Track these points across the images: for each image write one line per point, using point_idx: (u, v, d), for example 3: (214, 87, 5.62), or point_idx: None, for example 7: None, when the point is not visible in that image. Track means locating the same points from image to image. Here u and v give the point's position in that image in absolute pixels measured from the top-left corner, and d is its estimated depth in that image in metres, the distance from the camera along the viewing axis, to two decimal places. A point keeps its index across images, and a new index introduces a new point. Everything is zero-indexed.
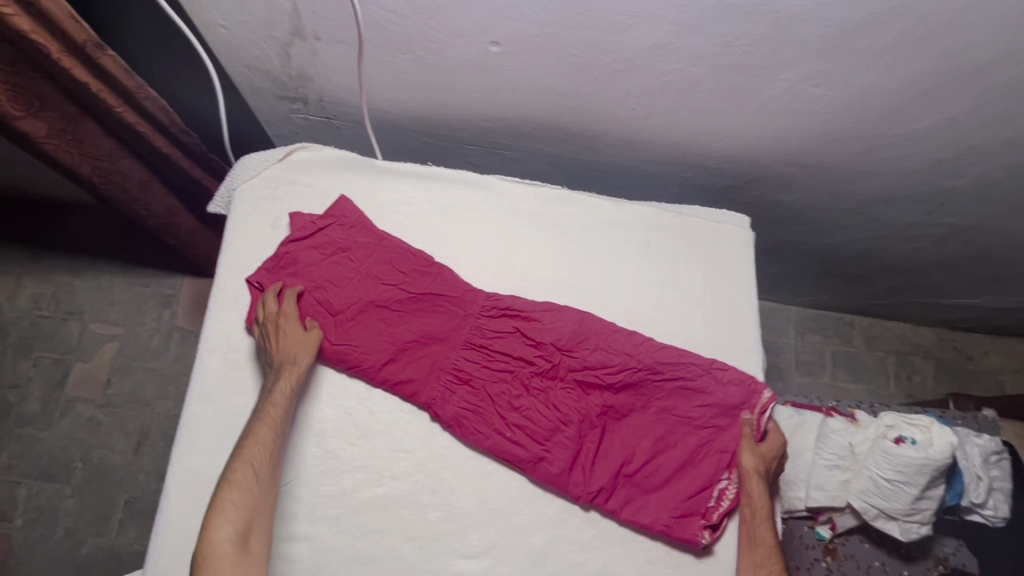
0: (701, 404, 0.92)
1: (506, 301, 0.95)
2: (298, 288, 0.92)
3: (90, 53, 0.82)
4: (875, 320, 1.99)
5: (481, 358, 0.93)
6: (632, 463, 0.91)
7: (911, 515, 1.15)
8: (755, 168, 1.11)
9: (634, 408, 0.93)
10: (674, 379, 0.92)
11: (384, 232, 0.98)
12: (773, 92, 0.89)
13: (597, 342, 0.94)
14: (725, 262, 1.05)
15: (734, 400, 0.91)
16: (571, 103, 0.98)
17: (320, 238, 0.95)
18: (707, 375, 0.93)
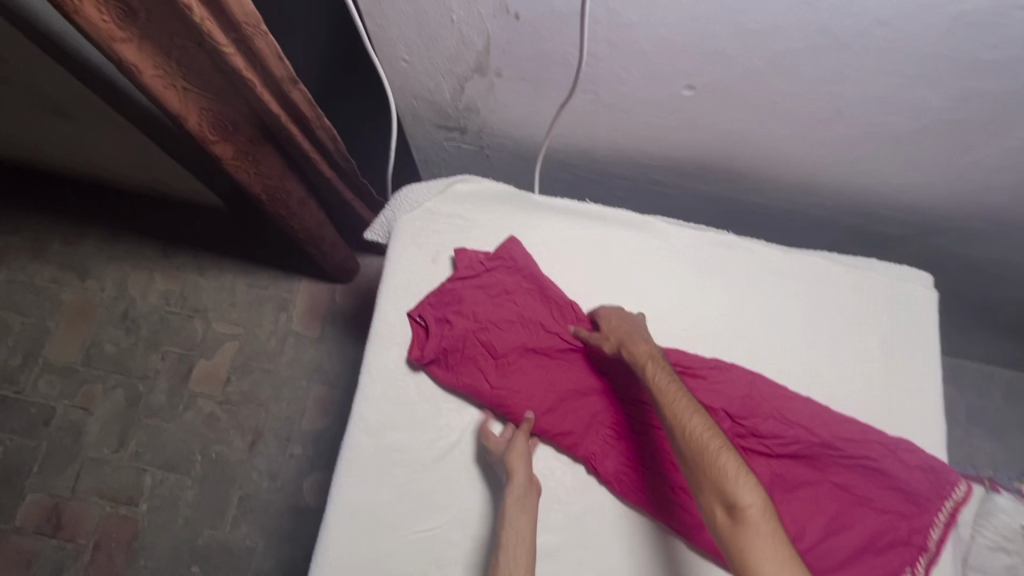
0: (884, 487, 0.86)
1: (674, 355, 0.91)
2: (463, 327, 0.91)
3: (284, 86, 0.85)
4: (1017, 375, 1.82)
5: (647, 415, 0.91)
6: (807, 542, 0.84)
7: None
8: (940, 220, 1.02)
9: (808, 483, 0.87)
10: (855, 457, 0.86)
11: (548, 275, 0.97)
12: (998, 148, 0.80)
13: (771, 409, 0.88)
14: (907, 324, 0.96)
15: (922, 486, 0.85)
16: (752, 147, 0.92)
17: (487, 279, 0.94)
18: (893, 456, 0.86)
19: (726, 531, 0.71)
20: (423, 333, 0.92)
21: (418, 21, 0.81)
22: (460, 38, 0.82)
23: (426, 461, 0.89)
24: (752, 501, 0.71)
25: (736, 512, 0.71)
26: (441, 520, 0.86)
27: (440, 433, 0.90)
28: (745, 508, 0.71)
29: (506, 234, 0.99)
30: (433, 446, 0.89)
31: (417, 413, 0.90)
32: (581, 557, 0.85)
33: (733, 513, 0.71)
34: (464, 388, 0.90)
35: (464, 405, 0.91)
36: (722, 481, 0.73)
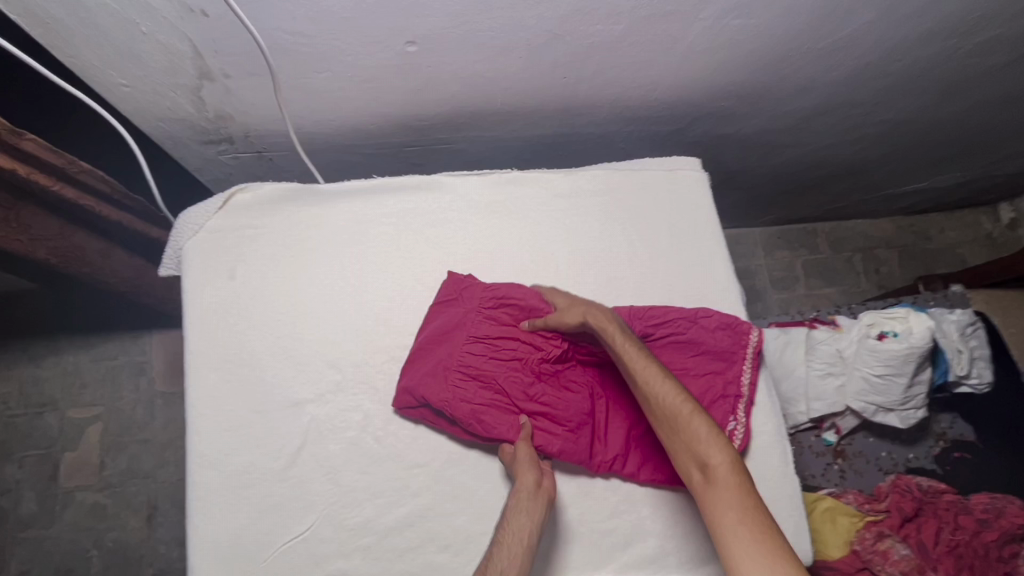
0: (696, 355, 0.96)
1: (503, 291, 0.97)
2: (480, 347, 0.94)
3: (11, 141, 0.81)
4: (835, 223, 2.06)
5: (488, 351, 0.95)
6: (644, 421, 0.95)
7: (906, 403, 1.24)
8: (695, 108, 1.12)
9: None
10: (664, 337, 0.96)
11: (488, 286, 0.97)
12: (698, 32, 0.89)
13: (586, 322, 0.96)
14: (688, 206, 1.05)
15: (725, 343, 0.95)
16: (501, 85, 0.96)
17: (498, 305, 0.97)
18: (695, 325, 0.96)
19: (704, 491, 0.76)
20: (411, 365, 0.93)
21: (115, 41, 0.77)
22: (166, 49, 0.79)
23: (276, 473, 0.90)
24: (721, 459, 0.76)
25: (709, 471, 0.76)
26: (309, 522, 0.88)
27: (285, 440, 0.91)
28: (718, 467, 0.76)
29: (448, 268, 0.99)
30: (278, 457, 0.91)
31: (255, 430, 0.91)
32: (449, 507, 0.90)
33: (706, 476, 0.76)
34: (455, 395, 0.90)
35: (300, 408, 0.92)
36: (694, 445, 0.78)
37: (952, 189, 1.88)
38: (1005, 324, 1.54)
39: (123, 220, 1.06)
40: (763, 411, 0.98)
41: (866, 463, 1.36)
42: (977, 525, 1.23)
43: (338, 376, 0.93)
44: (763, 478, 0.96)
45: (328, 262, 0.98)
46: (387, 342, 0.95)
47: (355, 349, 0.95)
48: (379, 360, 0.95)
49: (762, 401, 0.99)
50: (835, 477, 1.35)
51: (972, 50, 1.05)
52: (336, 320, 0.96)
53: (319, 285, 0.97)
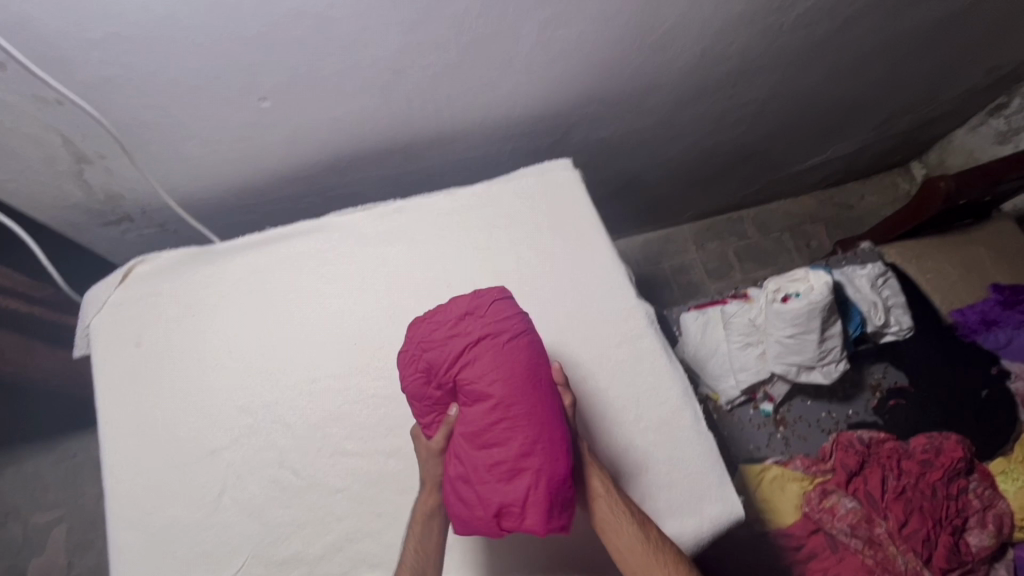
0: (507, 377, 0.77)
1: (416, 342, 0.84)
2: (424, 394, 0.83)
3: None
4: (758, 208, 2.14)
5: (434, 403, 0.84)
6: (517, 440, 0.76)
7: (824, 359, 1.27)
8: (562, 117, 1.21)
9: (500, 377, 0.77)
10: (477, 364, 0.78)
11: (421, 333, 0.84)
12: (527, 48, 0.98)
13: (464, 345, 0.80)
14: (566, 203, 1.12)
15: (528, 337, 0.81)
16: (366, 126, 1.04)
17: (412, 350, 0.84)
18: (496, 337, 0.79)
19: None
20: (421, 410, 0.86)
21: None
22: (38, 141, 0.87)
23: (199, 522, 0.92)
24: None
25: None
26: (239, 562, 0.90)
27: (206, 488, 0.93)
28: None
29: (355, 296, 1.04)
30: (200, 507, 0.92)
31: (175, 484, 0.94)
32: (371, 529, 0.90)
33: None
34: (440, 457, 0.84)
35: (218, 455, 0.95)
36: None
37: (856, 156, 1.97)
38: (921, 271, 1.60)
39: (30, 312, 1.14)
40: (666, 376, 1.01)
41: (808, 427, 1.36)
42: (918, 467, 1.25)
43: (251, 419, 0.96)
44: (683, 440, 0.97)
45: (235, 312, 1.03)
46: (293, 377, 0.99)
47: (261, 390, 0.98)
48: (287, 396, 0.97)
49: (662, 369, 1.01)
50: (779, 446, 1.35)
51: (794, 24, 1.15)
52: (241, 365, 1.00)
53: (227, 334, 1.02)
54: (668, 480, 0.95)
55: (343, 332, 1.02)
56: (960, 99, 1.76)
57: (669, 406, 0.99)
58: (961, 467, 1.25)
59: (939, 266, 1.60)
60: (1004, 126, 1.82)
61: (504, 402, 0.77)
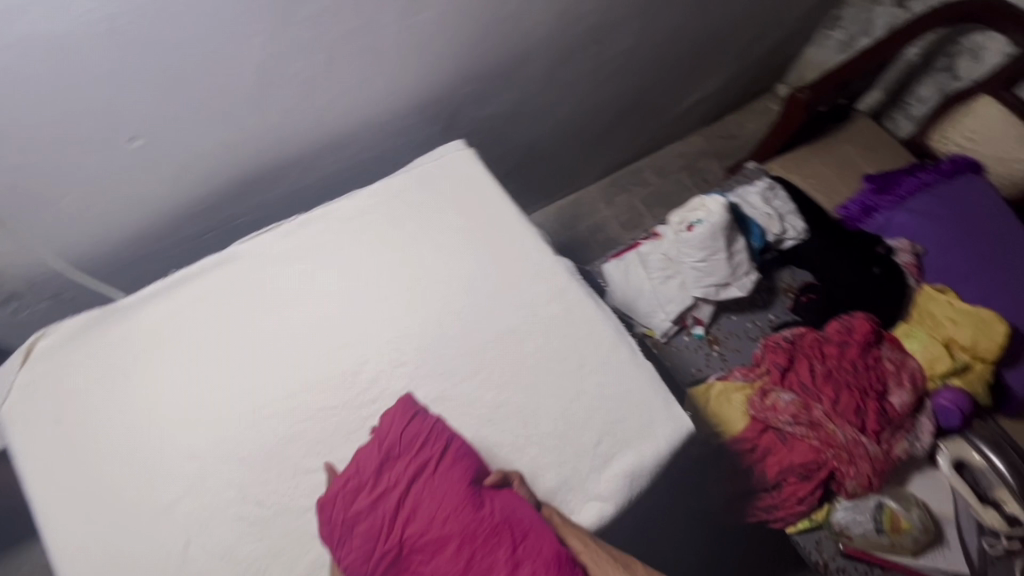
0: (450, 497, 0.87)
1: (350, 503, 0.88)
2: (381, 554, 0.85)
3: None
4: (654, 156, 2.26)
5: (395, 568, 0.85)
6: (502, 555, 0.84)
7: (737, 274, 1.38)
8: (446, 101, 1.23)
9: (447, 508, 0.87)
10: (416, 501, 0.88)
11: (348, 495, 0.88)
12: (393, 38, 1.00)
13: (399, 491, 0.88)
14: (468, 182, 1.16)
15: (450, 457, 0.91)
16: (250, 146, 1.02)
17: (350, 515, 0.87)
18: (422, 467, 0.90)
19: None
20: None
21: None
22: None
23: None
24: None
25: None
26: None
27: (167, 546, 0.89)
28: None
29: (281, 316, 1.03)
30: (165, 566, 0.88)
31: (133, 551, 0.89)
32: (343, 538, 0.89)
33: None
34: None
35: (173, 509, 0.91)
36: None
37: (726, 89, 2.12)
38: (803, 177, 1.75)
39: None
40: (597, 320, 1.06)
41: (739, 339, 1.48)
42: (837, 348, 1.38)
43: (200, 463, 0.93)
44: (627, 372, 1.03)
45: (160, 362, 0.99)
46: (235, 411, 0.97)
47: (205, 431, 0.95)
48: (233, 431, 0.95)
49: (592, 314, 1.07)
50: (718, 362, 1.45)
51: None
52: (178, 412, 0.96)
53: (156, 385, 0.98)
54: (622, 413, 1.00)
55: (277, 353, 1.01)
56: (801, 19, 1.93)
57: (607, 346, 1.05)
58: (871, 339, 1.39)
59: (817, 171, 1.77)
60: (845, 35, 2.01)
61: (462, 532, 0.85)
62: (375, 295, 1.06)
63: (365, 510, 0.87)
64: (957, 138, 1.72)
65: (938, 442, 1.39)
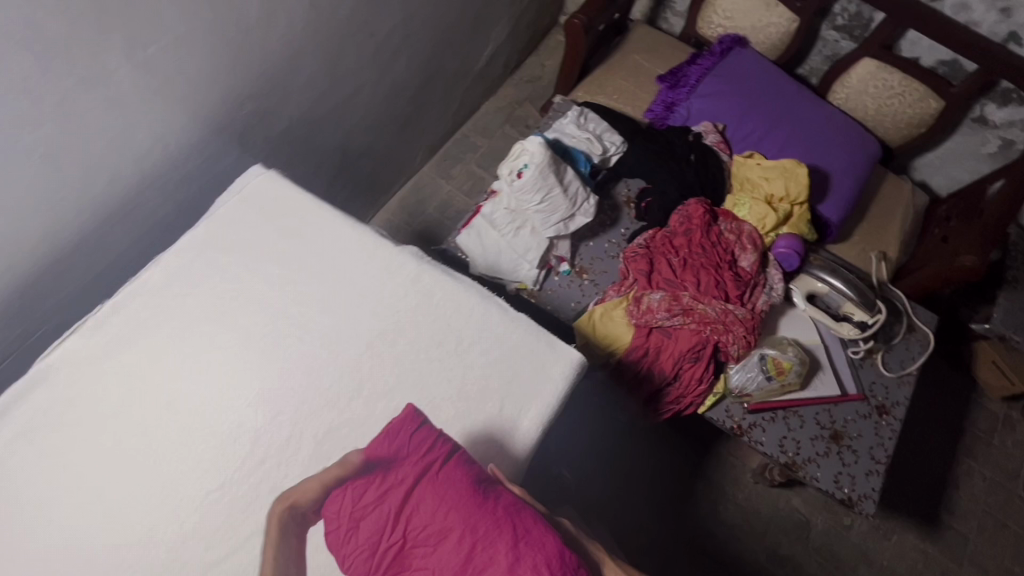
0: (455, 496, 0.80)
1: (356, 503, 0.82)
2: (381, 559, 0.79)
3: None
4: (474, 118, 2.26)
5: (394, 568, 0.78)
6: (502, 548, 0.77)
7: (577, 203, 1.43)
8: (226, 130, 1.14)
9: (450, 506, 0.80)
10: (421, 505, 0.81)
11: (358, 494, 0.83)
12: (128, 81, 0.91)
13: (405, 492, 0.81)
14: (282, 205, 1.09)
15: (457, 458, 0.85)
16: (9, 248, 0.89)
17: (354, 515, 0.81)
18: (428, 469, 0.83)
19: None
20: None
21: None
22: None
23: None
24: None
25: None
26: None
27: None
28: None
29: (124, 415, 0.92)
30: None
31: None
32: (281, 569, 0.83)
33: None
34: None
35: None
36: None
37: (515, 34, 2.16)
38: (608, 95, 1.85)
39: None
40: (459, 292, 1.06)
41: (603, 262, 1.55)
42: (685, 238, 1.49)
43: None
44: (504, 330, 1.04)
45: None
46: (107, 535, 0.85)
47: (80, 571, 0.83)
48: (114, 555, 0.84)
49: (453, 288, 1.06)
50: (592, 290, 1.51)
51: None
52: (39, 563, 0.84)
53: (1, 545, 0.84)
54: (515, 369, 1.01)
55: (134, 456, 0.90)
56: None
57: (479, 314, 1.05)
58: (709, 219, 1.51)
59: (617, 86, 1.86)
60: None
61: (467, 530, 0.78)
62: (226, 350, 0.98)
63: (371, 508, 0.81)
64: (718, 19, 1.89)
65: (791, 284, 1.55)
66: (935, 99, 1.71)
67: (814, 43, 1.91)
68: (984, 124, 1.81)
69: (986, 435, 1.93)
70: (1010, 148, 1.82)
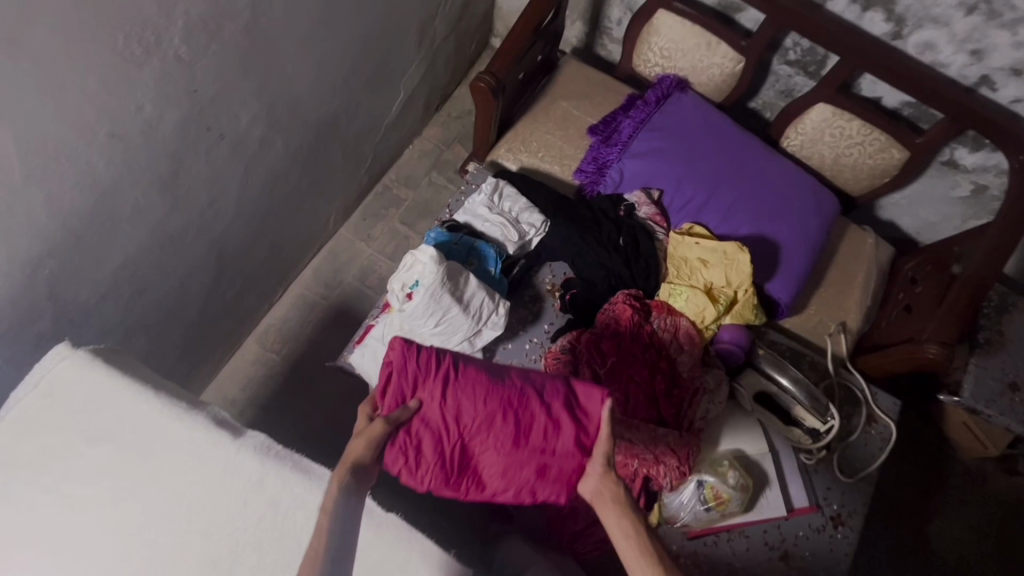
0: (481, 398, 1.00)
1: (408, 422, 0.99)
2: (442, 462, 0.98)
3: None
4: (396, 165, 2.03)
5: (453, 468, 1.00)
6: (535, 405, 1.02)
7: (482, 319, 1.24)
8: (24, 302, 0.94)
9: (481, 395, 1.01)
10: (454, 413, 1.00)
11: (400, 411, 0.98)
12: None
13: (440, 405, 0.99)
14: (90, 396, 0.89)
15: (464, 364, 1.03)
16: None
17: (405, 436, 0.97)
18: (447, 381, 1.01)
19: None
20: (445, 480, 0.99)
21: None
22: None
23: None
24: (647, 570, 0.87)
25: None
26: None
27: None
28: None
29: None
30: None
31: None
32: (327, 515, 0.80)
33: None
34: (504, 487, 1.02)
35: None
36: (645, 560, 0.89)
37: (434, 72, 1.91)
38: (533, 153, 1.63)
39: None
40: (309, 497, 0.87)
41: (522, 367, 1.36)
42: (613, 341, 1.31)
43: None
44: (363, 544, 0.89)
45: None
46: None
47: None
48: None
49: (303, 492, 0.87)
50: None
51: (191, 56, 0.96)
52: None
53: None
54: None
55: None
56: None
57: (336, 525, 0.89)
58: (641, 319, 1.34)
59: (542, 141, 1.63)
60: None
61: (512, 410, 1.01)
62: None
63: (416, 422, 0.99)
64: (655, 58, 1.66)
65: (736, 382, 1.38)
66: (898, 149, 1.50)
67: (766, 77, 1.67)
68: (954, 168, 1.61)
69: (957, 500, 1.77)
70: (983, 193, 1.63)
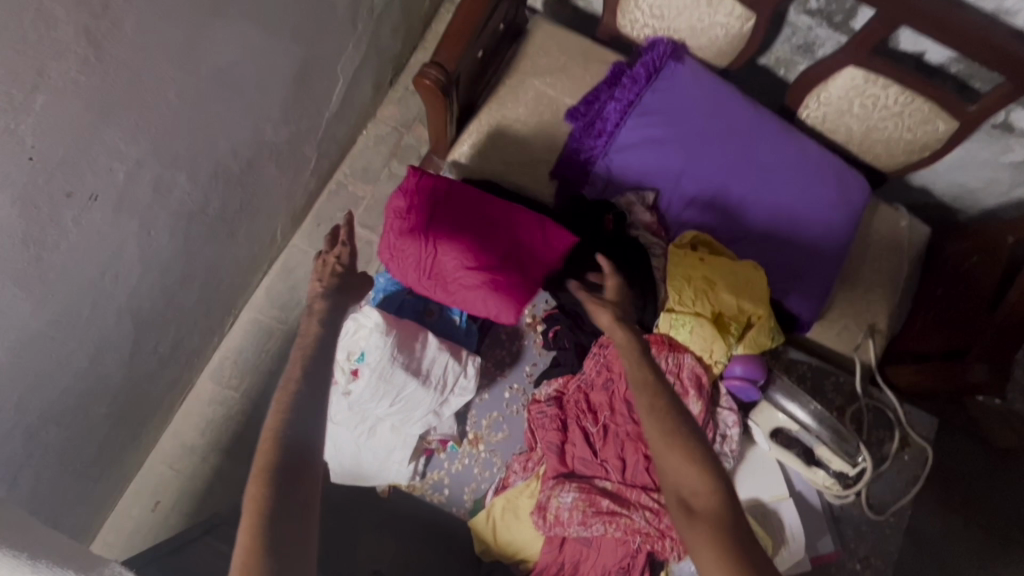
0: (461, 210, 1.12)
1: (400, 222, 1.11)
2: (420, 263, 1.10)
3: None
4: (351, 156, 1.75)
5: (427, 271, 1.11)
6: (506, 228, 1.13)
7: (446, 387, 1.12)
8: None
9: (462, 211, 1.12)
10: (438, 221, 1.11)
11: (396, 212, 1.11)
12: None
13: (427, 210, 1.10)
14: None
15: (451, 186, 1.13)
16: None
17: (399, 233, 1.10)
18: (439, 192, 1.12)
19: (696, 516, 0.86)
20: (420, 282, 1.12)
21: None
22: None
23: None
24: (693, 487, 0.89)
25: (695, 514, 0.86)
26: None
27: None
28: (700, 507, 0.87)
29: None
30: None
31: None
32: (253, 550, 0.69)
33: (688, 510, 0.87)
34: (465, 304, 1.13)
35: None
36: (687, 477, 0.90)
37: (382, 45, 1.59)
38: (503, 147, 1.35)
39: None
40: None
41: (502, 421, 1.18)
42: (605, 396, 1.12)
43: None
44: None
45: None
46: None
47: None
48: None
49: None
50: (489, 468, 1.16)
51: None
52: None
53: None
54: None
55: None
56: None
57: None
58: None
59: (512, 131, 1.35)
60: None
61: (517, 208, 1.14)
62: None
63: (406, 222, 1.10)
64: (643, 18, 1.35)
65: (749, 420, 1.20)
66: (944, 120, 1.23)
67: (780, 31, 1.36)
68: (1008, 131, 1.32)
69: (1006, 513, 1.52)
70: None
